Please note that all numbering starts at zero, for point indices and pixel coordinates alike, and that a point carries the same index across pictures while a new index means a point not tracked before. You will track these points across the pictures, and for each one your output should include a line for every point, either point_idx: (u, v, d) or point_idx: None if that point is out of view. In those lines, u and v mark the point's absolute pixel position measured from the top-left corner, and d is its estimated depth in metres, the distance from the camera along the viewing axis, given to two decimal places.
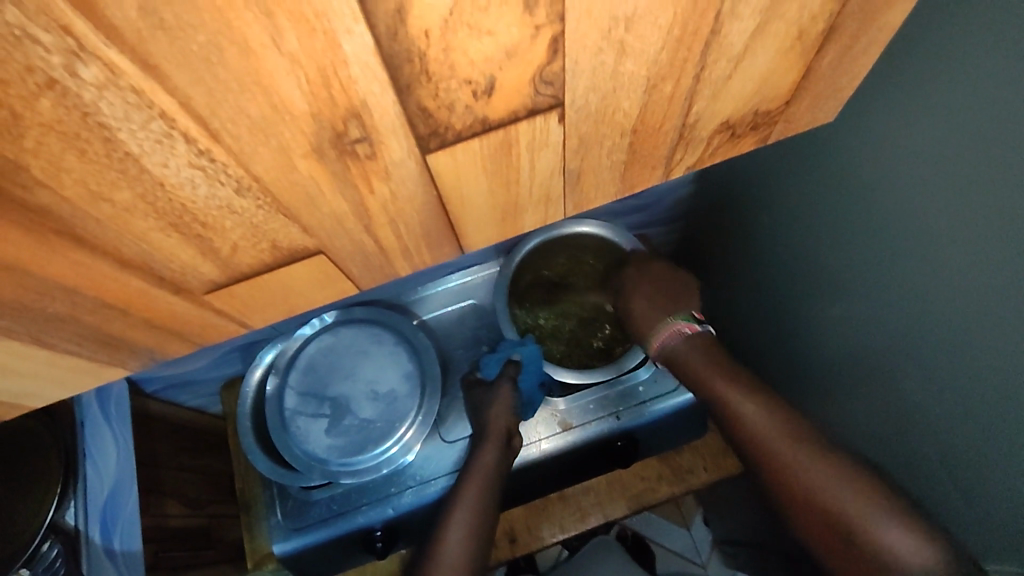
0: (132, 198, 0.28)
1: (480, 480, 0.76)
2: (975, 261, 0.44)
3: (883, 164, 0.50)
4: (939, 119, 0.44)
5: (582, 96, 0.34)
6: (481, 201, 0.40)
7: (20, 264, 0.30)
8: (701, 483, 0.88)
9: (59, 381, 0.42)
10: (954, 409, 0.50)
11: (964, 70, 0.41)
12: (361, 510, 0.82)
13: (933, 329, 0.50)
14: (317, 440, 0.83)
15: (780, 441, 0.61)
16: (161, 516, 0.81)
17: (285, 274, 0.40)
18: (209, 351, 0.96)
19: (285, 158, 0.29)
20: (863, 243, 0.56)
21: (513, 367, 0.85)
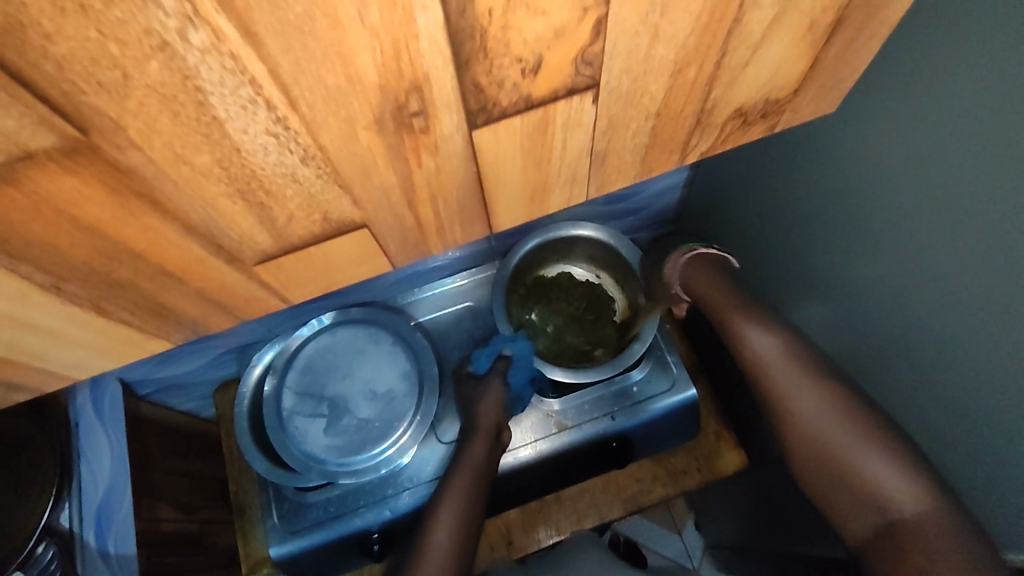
0: (210, 162, 0.31)
1: (469, 472, 0.78)
2: (943, 251, 0.47)
3: (863, 158, 0.53)
4: (921, 120, 0.46)
5: (615, 77, 0.37)
6: (514, 180, 0.43)
7: (99, 226, 0.32)
8: (695, 484, 0.91)
9: (106, 354, 0.44)
10: (928, 392, 0.53)
11: (936, 76, 0.43)
12: (358, 512, 0.84)
13: (908, 317, 0.52)
14: (316, 439, 0.85)
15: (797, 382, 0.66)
16: (155, 520, 0.82)
17: (330, 247, 0.42)
18: (202, 355, 0.97)
19: (351, 129, 0.32)
20: (846, 234, 0.58)
21: (502, 363, 0.87)
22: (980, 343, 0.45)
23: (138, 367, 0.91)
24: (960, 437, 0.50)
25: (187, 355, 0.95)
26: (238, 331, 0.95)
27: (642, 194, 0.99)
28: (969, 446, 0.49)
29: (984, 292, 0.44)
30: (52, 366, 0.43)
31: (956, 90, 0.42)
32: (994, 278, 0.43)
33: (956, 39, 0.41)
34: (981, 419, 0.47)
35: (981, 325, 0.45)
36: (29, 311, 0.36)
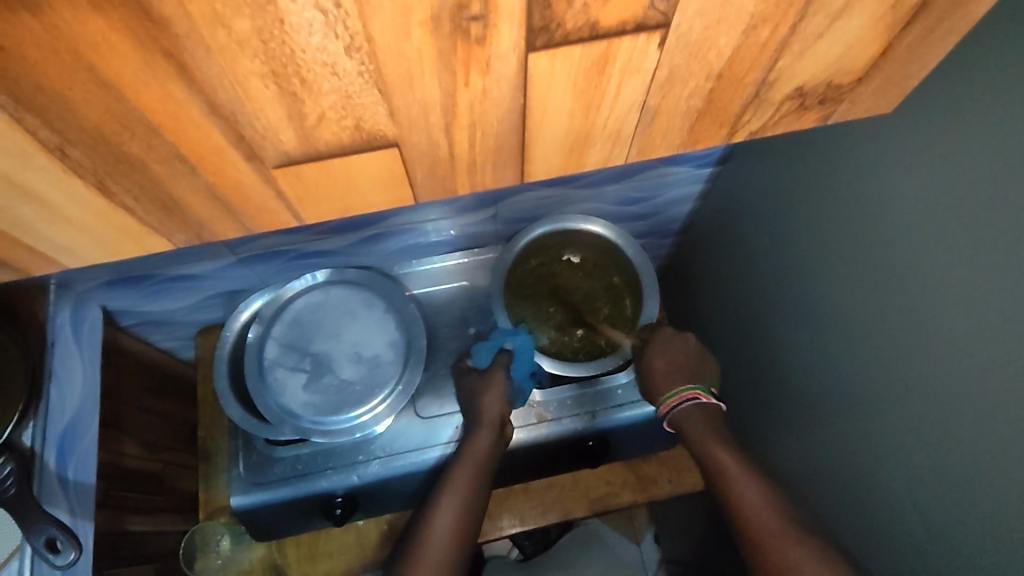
0: (250, 31, 0.28)
1: (472, 468, 0.75)
2: (953, 287, 0.47)
3: (882, 198, 0.54)
4: (965, 143, 0.45)
5: (688, 21, 0.34)
6: (558, 122, 0.41)
7: (115, 82, 0.29)
8: (663, 494, 0.90)
9: (101, 242, 0.41)
10: (920, 436, 0.52)
11: (993, 97, 0.43)
12: (324, 475, 0.81)
13: (909, 360, 0.52)
14: (294, 395, 0.82)
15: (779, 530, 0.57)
16: (117, 454, 0.80)
17: (355, 163, 0.40)
18: (192, 292, 0.94)
19: (404, 21, 0.30)
20: (856, 277, 0.59)
21: (506, 357, 0.82)
22: (981, 379, 0.45)
23: (122, 296, 0.88)
24: (947, 478, 0.50)
25: (176, 291, 0.92)
26: (228, 275, 0.93)
27: (657, 199, 1.00)
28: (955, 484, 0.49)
29: (993, 325, 0.44)
30: (42, 245, 0.40)
31: (984, 125, 0.44)
32: (1008, 310, 0.43)
33: (992, 74, 0.43)
34: (975, 455, 0.47)
35: (986, 361, 0.45)
36: (28, 172, 0.34)
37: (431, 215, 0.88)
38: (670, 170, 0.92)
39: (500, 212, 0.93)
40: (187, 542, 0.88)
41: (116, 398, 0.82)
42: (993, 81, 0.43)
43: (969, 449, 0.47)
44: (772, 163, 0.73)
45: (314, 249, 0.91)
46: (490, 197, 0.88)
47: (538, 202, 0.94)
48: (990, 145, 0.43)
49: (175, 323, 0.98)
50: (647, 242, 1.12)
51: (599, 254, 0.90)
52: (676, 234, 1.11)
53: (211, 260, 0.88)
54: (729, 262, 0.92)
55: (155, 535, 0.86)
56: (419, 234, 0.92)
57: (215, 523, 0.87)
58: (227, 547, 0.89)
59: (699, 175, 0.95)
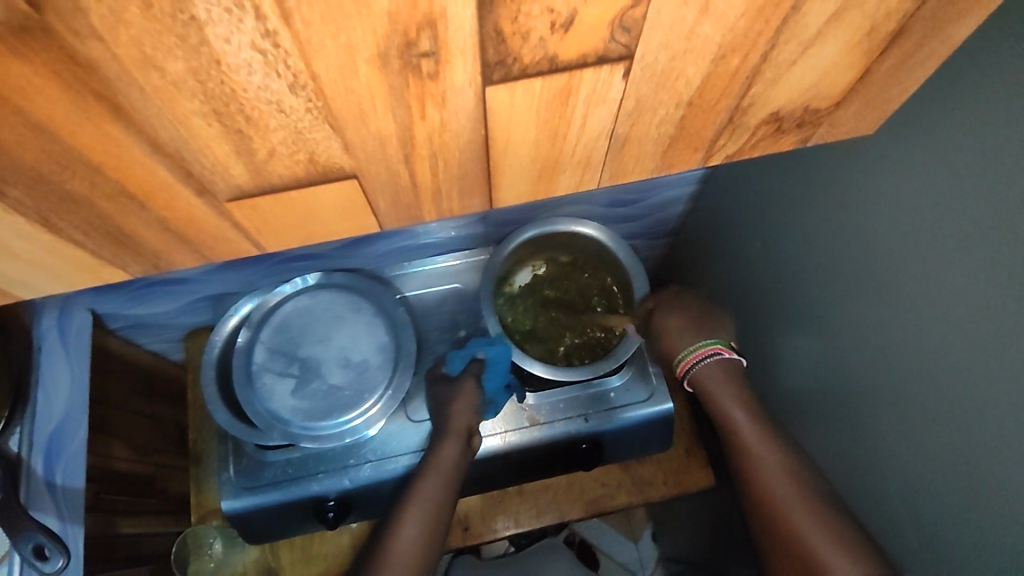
0: (184, 72, 0.27)
1: (436, 479, 0.73)
2: (949, 308, 0.46)
3: (874, 217, 0.53)
4: (953, 162, 0.44)
5: (652, 52, 0.33)
6: (524, 151, 0.39)
7: (48, 125, 0.28)
8: (659, 496, 0.90)
9: (55, 275, 0.40)
10: (924, 458, 0.50)
11: (980, 117, 0.42)
12: (315, 479, 0.80)
13: (907, 381, 0.51)
14: (282, 399, 0.81)
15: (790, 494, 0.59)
16: (106, 458, 0.79)
17: (313, 194, 0.38)
18: (179, 296, 0.92)
19: (350, 59, 0.28)
20: (845, 290, 0.58)
21: (478, 365, 0.81)
22: (982, 402, 0.44)
23: (110, 299, 0.87)
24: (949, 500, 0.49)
25: (165, 295, 0.91)
26: (217, 279, 0.92)
27: (648, 201, 0.98)
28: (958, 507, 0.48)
29: (993, 347, 0.43)
30: None
31: (977, 143, 0.42)
32: (997, 334, 0.42)
33: (980, 92, 0.42)
34: (979, 479, 0.45)
35: (986, 384, 0.43)
36: None
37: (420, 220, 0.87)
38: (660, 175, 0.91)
39: (490, 215, 0.92)
40: (178, 546, 0.87)
41: (105, 404, 0.82)
42: (982, 100, 0.42)
43: (973, 473, 0.46)
44: (759, 175, 0.71)
45: (303, 253, 0.90)
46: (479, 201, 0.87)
47: (527, 206, 0.93)
48: (978, 165, 0.43)
49: (163, 325, 0.97)
50: (638, 244, 1.11)
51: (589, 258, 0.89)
52: (666, 237, 1.10)
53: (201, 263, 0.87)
54: (718, 272, 0.91)
55: (149, 537, 0.86)
56: (410, 236, 0.91)
57: (207, 525, 0.87)
58: (220, 550, 0.87)
59: (689, 180, 0.94)
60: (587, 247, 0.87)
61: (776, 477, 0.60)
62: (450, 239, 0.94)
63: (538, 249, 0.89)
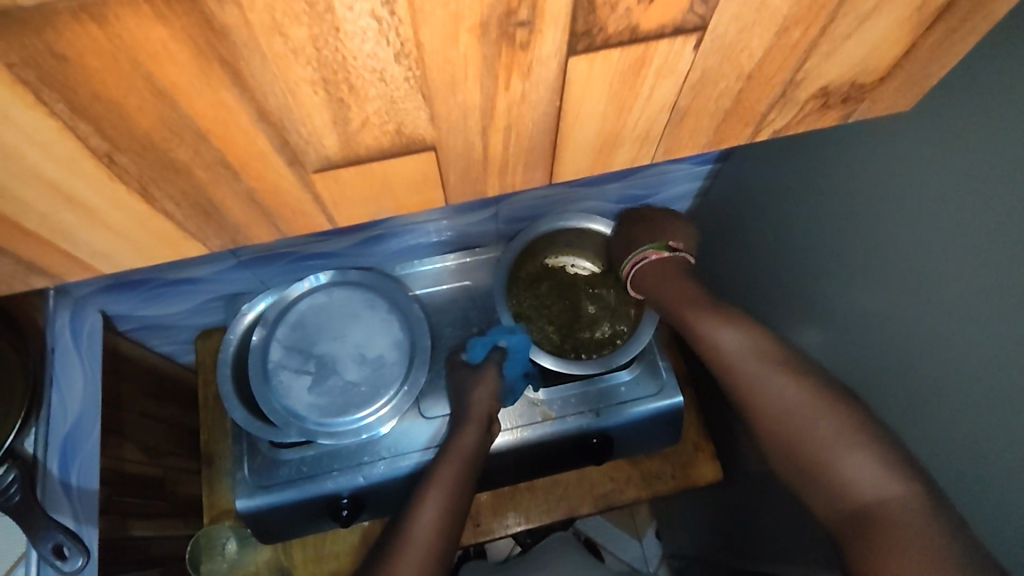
0: (306, 39, 0.29)
1: (458, 463, 0.75)
2: (965, 278, 0.47)
3: (890, 195, 0.54)
4: (971, 140, 0.46)
5: (723, 24, 0.35)
6: (591, 123, 0.41)
7: (172, 91, 0.30)
8: (668, 489, 0.92)
9: (140, 247, 0.41)
10: (938, 433, 0.51)
11: (1000, 93, 0.44)
12: (330, 476, 0.82)
13: (923, 355, 0.52)
14: (298, 396, 0.82)
15: (758, 368, 0.60)
16: (118, 459, 0.80)
17: (393, 166, 0.40)
18: (188, 298, 0.94)
19: (455, 27, 0.30)
20: (853, 271, 0.60)
21: (499, 354, 0.83)
22: (993, 377, 0.45)
23: (121, 301, 0.88)
24: (958, 471, 0.50)
25: (177, 295, 0.92)
26: (227, 277, 0.93)
27: (658, 196, 1.01)
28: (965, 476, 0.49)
29: (1007, 314, 0.44)
30: (81, 251, 0.40)
31: (996, 116, 0.44)
32: (1008, 306, 0.43)
33: (1003, 67, 0.43)
34: (986, 453, 0.47)
35: (998, 352, 0.44)
36: (74, 179, 0.34)
37: (428, 217, 0.89)
38: (668, 169, 0.93)
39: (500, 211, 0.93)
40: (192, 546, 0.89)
41: (116, 403, 0.83)
42: (1003, 74, 0.43)
43: (986, 446, 0.47)
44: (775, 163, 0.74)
45: (316, 250, 0.91)
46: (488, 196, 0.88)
47: (536, 202, 0.95)
48: (994, 140, 0.44)
49: (174, 326, 0.98)
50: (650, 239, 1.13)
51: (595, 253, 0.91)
52: None
53: (212, 263, 0.88)
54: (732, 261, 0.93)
55: (159, 540, 0.87)
56: (420, 234, 0.93)
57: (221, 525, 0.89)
58: (234, 550, 0.88)
59: (699, 173, 0.96)
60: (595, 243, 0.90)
61: (748, 367, 0.61)
62: (461, 236, 0.96)
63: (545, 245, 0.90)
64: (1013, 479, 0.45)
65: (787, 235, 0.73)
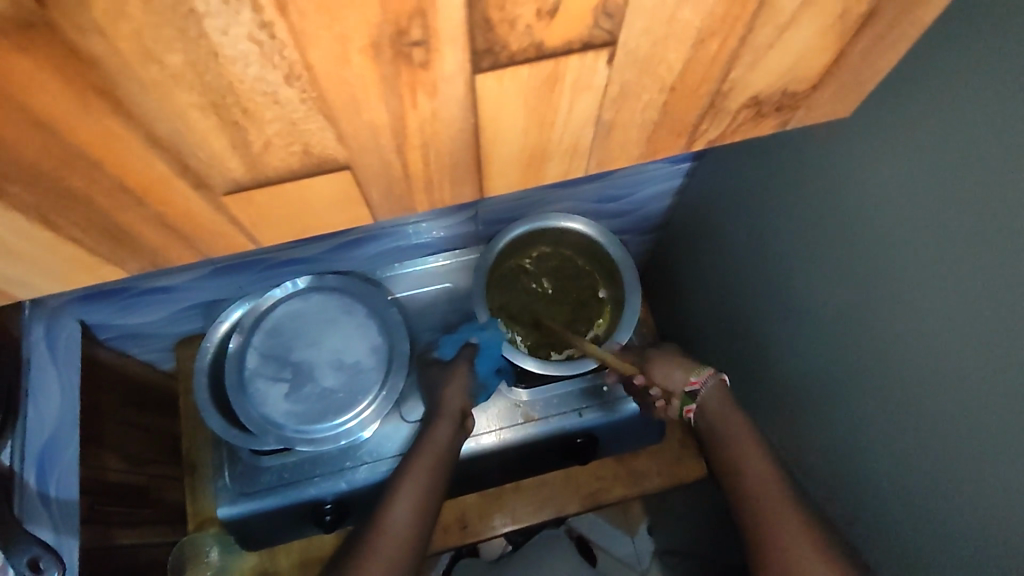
0: (183, 65, 0.28)
1: (432, 458, 0.73)
2: (936, 287, 0.45)
3: (858, 197, 0.52)
4: (921, 139, 0.45)
5: (634, 38, 0.34)
6: (513, 138, 0.40)
7: (50, 120, 0.29)
8: (656, 487, 0.90)
9: (53, 274, 0.40)
10: (912, 440, 0.50)
11: (944, 89, 0.43)
12: (313, 482, 0.82)
13: (896, 363, 0.50)
14: (275, 404, 0.82)
15: (779, 506, 0.58)
16: (99, 468, 0.78)
17: (308, 186, 0.39)
18: (165, 306, 0.93)
19: (343, 49, 0.29)
20: (822, 278, 0.59)
21: (470, 350, 0.82)
22: (966, 380, 0.44)
23: (97, 311, 0.87)
24: (927, 479, 0.49)
25: (153, 304, 0.91)
26: (204, 286, 0.91)
27: (635, 195, 1.00)
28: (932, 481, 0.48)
29: (982, 324, 0.42)
30: None
31: (960, 118, 0.42)
32: (976, 305, 0.42)
33: (955, 67, 0.42)
34: (959, 457, 0.45)
35: (972, 362, 0.43)
36: None
37: (409, 220, 0.88)
38: (644, 168, 0.92)
39: (479, 214, 0.92)
40: (175, 555, 0.87)
41: (97, 416, 0.81)
42: (966, 75, 0.41)
43: (959, 455, 0.45)
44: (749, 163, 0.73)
45: (292, 256, 0.90)
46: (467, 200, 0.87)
47: (514, 204, 0.93)
48: (945, 137, 0.43)
49: (153, 334, 0.97)
50: (626, 239, 1.13)
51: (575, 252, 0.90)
52: (655, 230, 1.12)
53: (190, 270, 0.87)
54: (707, 261, 0.93)
55: (144, 549, 0.83)
56: (400, 237, 0.91)
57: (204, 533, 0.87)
58: (217, 558, 0.86)
59: (675, 173, 0.95)
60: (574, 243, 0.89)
61: (772, 501, 0.59)
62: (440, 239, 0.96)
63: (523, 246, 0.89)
64: (985, 483, 0.43)
65: (758, 237, 0.72)
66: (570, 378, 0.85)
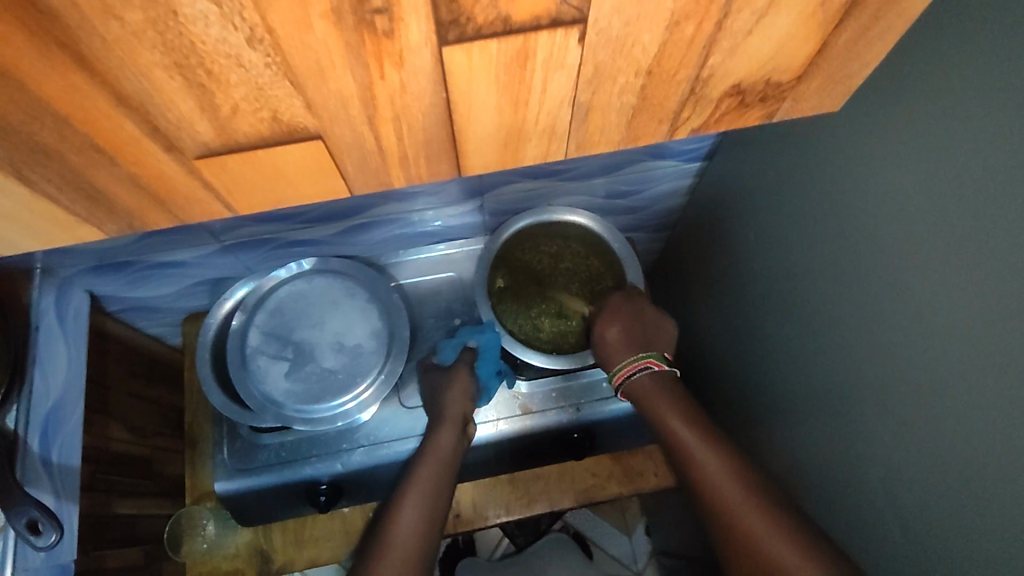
0: (143, 22, 0.28)
1: (436, 463, 0.74)
2: (957, 279, 0.46)
3: (881, 204, 0.53)
4: (937, 130, 0.46)
5: (605, 17, 0.34)
6: (488, 117, 0.40)
7: (16, 74, 0.29)
8: (651, 487, 0.89)
9: (32, 232, 0.41)
10: (930, 432, 0.50)
11: (956, 83, 0.44)
12: (308, 462, 0.82)
13: (912, 377, 0.52)
14: (275, 382, 0.81)
15: (730, 487, 0.62)
16: (105, 437, 0.80)
17: (279, 155, 0.39)
18: (176, 281, 0.93)
19: (303, 13, 0.29)
20: (846, 274, 0.60)
21: (469, 354, 0.83)
22: (986, 369, 0.44)
23: (109, 282, 0.88)
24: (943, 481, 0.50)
25: (162, 279, 0.91)
26: (214, 262, 0.92)
27: (646, 193, 0.99)
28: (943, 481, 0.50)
29: (993, 346, 0.43)
30: None
31: (972, 108, 0.43)
32: (998, 292, 0.43)
33: (964, 55, 0.43)
34: (982, 449, 0.46)
35: (989, 381, 0.44)
36: None
37: (417, 206, 0.88)
38: (655, 165, 0.91)
39: (487, 204, 0.92)
40: (171, 525, 0.87)
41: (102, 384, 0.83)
42: (983, 104, 0.42)
43: (981, 447, 0.46)
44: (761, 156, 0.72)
45: (301, 237, 0.90)
46: (476, 186, 0.87)
47: (524, 195, 0.93)
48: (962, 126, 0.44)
49: (161, 309, 0.98)
50: (635, 236, 1.13)
51: (582, 247, 0.88)
52: (663, 229, 1.11)
53: (197, 248, 0.87)
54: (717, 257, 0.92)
55: (144, 518, 0.87)
56: (406, 224, 0.92)
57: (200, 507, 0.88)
58: (213, 531, 0.87)
59: (686, 171, 0.94)
60: (580, 238, 0.87)
61: (722, 485, 0.62)
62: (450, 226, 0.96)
63: (530, 241, 0.88)
64: (1009, 471, 0.43)
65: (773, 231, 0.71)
66: (569, 373, 0.84)
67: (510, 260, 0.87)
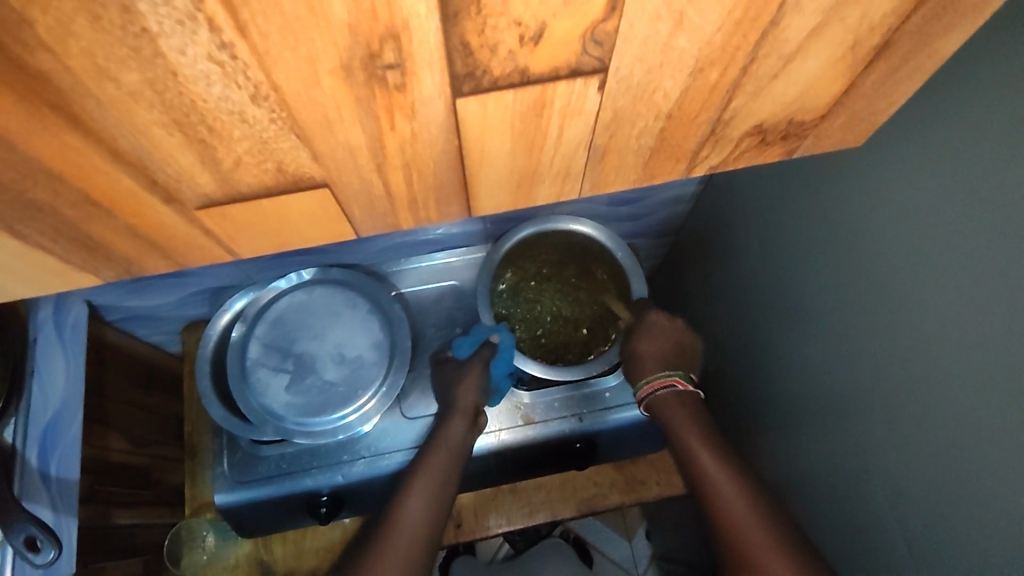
0: (141, 83, 0.27)
1: (445, 452, 0.71)
2: (958, 313, 0.44)
3: (877, 229, 0.51)
4: (941, 157, 0.44)
5: (627, 65, 0.32)
6: (501, 160, 0.39)
7: (6, 134, 0.28)
8: (652, 496, 0.88)
9: (27, 280, 0.39)
10: (925, 468, 0.49)
11: (964, 111, 0.42)
12: (309, 474, 0.79)
13: (907, 408, 0.50)
14: (275, 395, 0.79)
15: (736, 502, 0.60)
16: (103, 448, 0.78)
17: (285, 203, 0.38)
18: (176, 290, 0.91)
19: (312, 71, 0.28)
20: (839, 297, 0.58)
21: (488, 350, 0.77)
22: (984, 412, 0.42)
23: (106, 293, 0.86)
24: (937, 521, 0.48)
25: (161, 288, 0.89)
26: (212, 272, 0.90)
27: (652, 199, 0.97)
28: (930, 521, 0.49)
29: (980, 392, 0.43)
30: None
31: (981, 136, 0.40)
32: (1001, 330, 0.40)
33: (974, 88, 0.41)
34: (975, 491, 0.44)
35: (987, 423, 0.42)
36: None
37: None
38: None
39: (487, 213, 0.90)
40: (171, 539, 0.87)
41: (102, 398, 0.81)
42: (988, 137, 0.40)
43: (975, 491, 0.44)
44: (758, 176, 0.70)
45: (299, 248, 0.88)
46: None
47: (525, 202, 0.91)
48: (968, 155, 0.42)
49: (161, 317, 0.96)
50: (637, 243, 1.10)
51: (587, 254, 0.86)
52: (666, 236, 1.09)
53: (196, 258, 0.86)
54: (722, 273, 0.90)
55: (143, 528, 0.85)
56: (407, 233, 0.90)
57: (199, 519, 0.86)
58: (212, 542, 0.86)
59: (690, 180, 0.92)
60: (585, 246, 0.85)
61: (727, 496, 0.60)
62: (450, 236, 0.94)
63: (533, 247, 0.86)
64: (1007, 519, 0.42)
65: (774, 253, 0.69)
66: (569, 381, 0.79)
67: (513, 266, 0.85)
